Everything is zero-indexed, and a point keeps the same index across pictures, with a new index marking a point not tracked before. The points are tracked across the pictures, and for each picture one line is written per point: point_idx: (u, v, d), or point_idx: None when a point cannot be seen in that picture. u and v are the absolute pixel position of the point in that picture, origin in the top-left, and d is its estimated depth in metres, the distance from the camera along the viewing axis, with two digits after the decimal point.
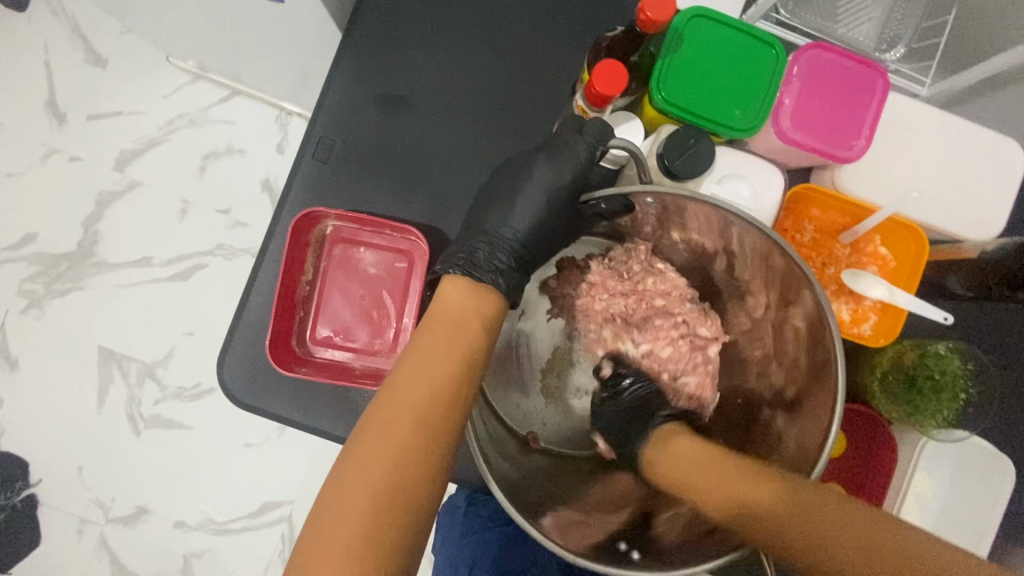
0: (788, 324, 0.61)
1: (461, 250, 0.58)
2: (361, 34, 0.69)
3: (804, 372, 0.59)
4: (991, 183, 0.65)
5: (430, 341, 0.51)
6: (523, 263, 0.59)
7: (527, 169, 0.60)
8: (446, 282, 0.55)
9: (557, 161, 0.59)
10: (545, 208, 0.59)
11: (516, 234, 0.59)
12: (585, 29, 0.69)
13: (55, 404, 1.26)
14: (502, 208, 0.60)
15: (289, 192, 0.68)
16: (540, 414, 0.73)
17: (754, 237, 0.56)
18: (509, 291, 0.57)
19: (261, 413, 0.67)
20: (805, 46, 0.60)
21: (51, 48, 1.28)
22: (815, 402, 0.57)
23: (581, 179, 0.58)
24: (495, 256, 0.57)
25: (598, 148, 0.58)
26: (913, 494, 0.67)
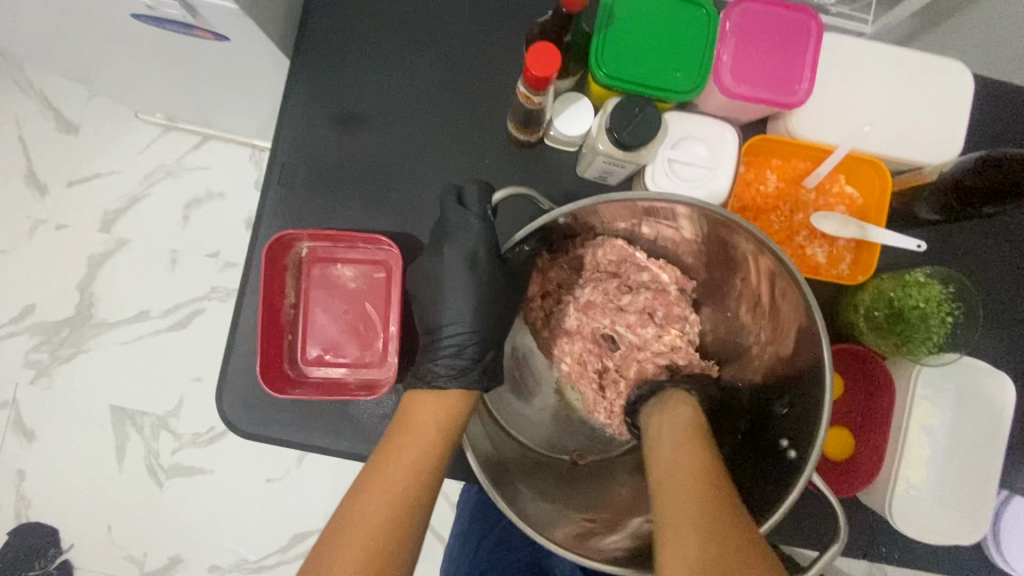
0: (771, 299, 0.63)
1: (425, 362, 0.66)
2: (306, 58, 0.70)
3: (792, 332, 0.61)
4: (942, 106, 0.66)
5: (396, 445, 0.60)
6: (483, 347, 0.65)
7: (432, 254, 0.65)
8: (412, 394, 0.64)
9: (460, 240, 0.64)
10: (464, 275, 0.64)
11: (457, 323, 0.65)
12: (524, 21, 0.70)
13: (76, 468, 1.28)
14: (437, 303, 0.65)
15: (261, 221, 0.70)
16: (558, 431, 0.75)
17: (721, 223, 0.58)
18: (478, 382, 0.64)
19: (265, 439, 0.69)
20: (734, 1, 0.61)
21: (23, 123, 1.31)
22: (809, 354, 0.59)
23: (488, 240, 0.64)
24: (452, 358, 0.64)
25: (487, 207, 0.64)
26: (921, 425, 0.69)
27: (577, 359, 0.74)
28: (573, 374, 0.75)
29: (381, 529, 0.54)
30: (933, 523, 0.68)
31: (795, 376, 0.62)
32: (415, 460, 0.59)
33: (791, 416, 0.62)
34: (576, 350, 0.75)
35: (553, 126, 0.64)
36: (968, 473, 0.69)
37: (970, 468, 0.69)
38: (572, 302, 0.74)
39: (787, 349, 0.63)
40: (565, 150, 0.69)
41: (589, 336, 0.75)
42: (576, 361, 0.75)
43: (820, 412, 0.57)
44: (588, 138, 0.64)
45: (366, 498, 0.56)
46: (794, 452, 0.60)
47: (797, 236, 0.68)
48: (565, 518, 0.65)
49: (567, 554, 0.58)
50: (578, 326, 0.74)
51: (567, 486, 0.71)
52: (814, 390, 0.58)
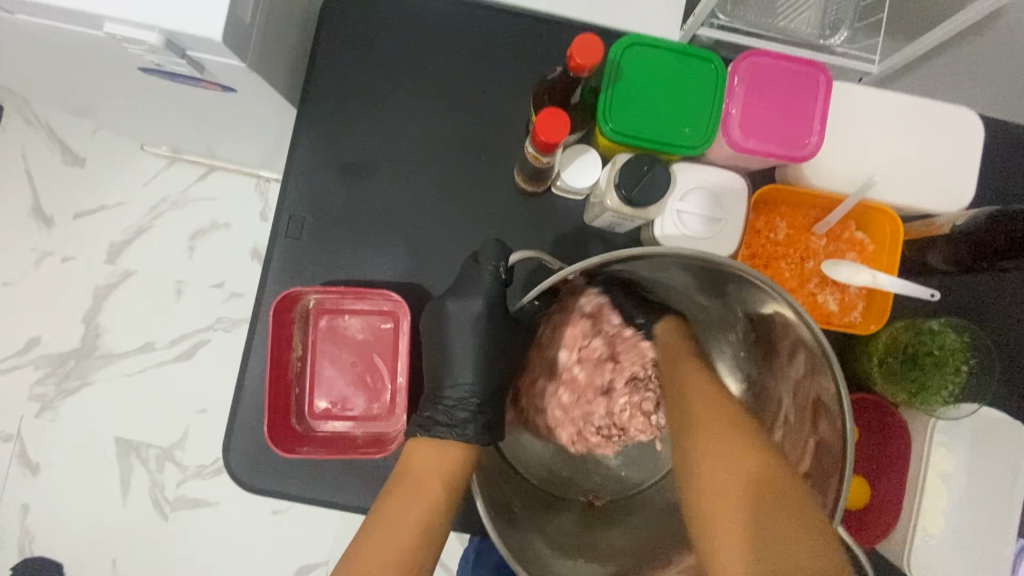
0: (780, 340, 0.62)
1: (426, 410, 0.64)
2: (312, 108, 0.70)
3: (807, 372, 0.59)
4: (954, 154, 0.65)
5: (397, 499, 0.58)
6: (486, 402, 0.65)
7: (441, 306, 0.64)
8: (413, 442, 0.62)
9: (465, 295, 0.63)
10: (471, 330, 0.64)
11: (466, 378, 0.64)
12: (530, 69, 0.71)
13: (80, 501, 1.27)
14: (446, 358, 0.65)
15: (268, 272, 0.69)
16: (570, 475, 0.74)
17: (730, 272, 0.56)
18: (478, 436, 0.62)
19: (272, 494, 0.68)
20: (743, 54, 0.60)
21: (30, 156, 1.32)
22: (824, 397, 0.57)
23: (494, 298, 0.63)
24: (455, 410, 0.63)
25: (500, 264, 0.63)
26: (940, 472, 0.67)
27: (578, 434, 0.72)
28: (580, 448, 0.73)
29: None
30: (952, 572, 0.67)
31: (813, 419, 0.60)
32: (414, 522, 0.57)
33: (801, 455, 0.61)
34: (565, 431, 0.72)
35: (561, 179, 0.64)
36: (988, 522, 0.67)
37: (988, 513, 0.67)
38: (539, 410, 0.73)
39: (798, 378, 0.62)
40: (572, 199, 0.69)
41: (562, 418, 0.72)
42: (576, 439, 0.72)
43: (840, 461, 0.55)
44: (597, 190, 0.64)
45: (365, 555, 0.55)
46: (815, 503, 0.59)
47: (808, 283, 0.68)
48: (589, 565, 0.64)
49: None
50: (557, 424, 0.72)
51: (582, 542, 0.67)
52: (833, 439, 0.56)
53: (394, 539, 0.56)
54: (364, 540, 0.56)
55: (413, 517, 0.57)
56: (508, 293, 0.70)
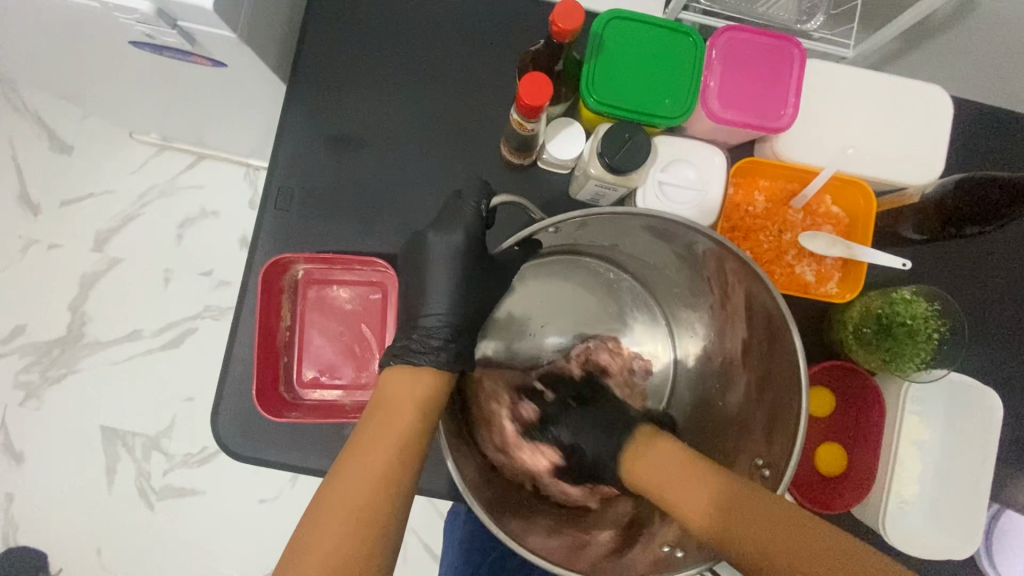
0: (737, 300, 0.64)
1: (400, 340, 0.62)
2: (303, 83, 0.71)
3: (763, 330, 0.62)
4: (923, 130, 0.68)
5: (371, 427, 0.55)
6: (460, 334, 0.62)
7: (421, 241, 0.63)
8: (386, 373, 0.59)
9: (447, 227, 0.63)
10: (453, 268, 0.63)
11: (442, 312, 0.62)
12: (517, 47, 0.72)
13: (65, 490, 1.26)
14: (422, 294, 0.63)
15: (257, 244, 0.70)
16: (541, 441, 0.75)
17: (691, 233, 0.58)
18: (451, 363, 0.59)
19: (260, 462, 0.68)
20: (721, 29, 0.62)
21: (17, 143, 1.31)
22: (779, 350, 0.59)
23: (475, 232, 0.62)
24: (428, 338, 0.60)
25: (482, 203, 0.63)
26: (910, 438, 0.70)
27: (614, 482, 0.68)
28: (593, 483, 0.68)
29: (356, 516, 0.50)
30: (926, 536, 0.69)
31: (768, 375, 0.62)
32: (387, 445, 0.54)
33: (764, 419, 0.62)
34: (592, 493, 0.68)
35: (546, 150, 0.66)
36: (960, 487, 0.70)
37: (959, 476, 0.70)
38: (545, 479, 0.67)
39: (761, 343, 0.63)
40: (557, 172, 0.71)
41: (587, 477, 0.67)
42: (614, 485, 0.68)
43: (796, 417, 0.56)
44: (580, 162, 0.65)
45: (342, 486, 0.51)
46: (767, 472, 0.60)
47: (785, 256, 0.70)
48: (561, 536, 0.62)
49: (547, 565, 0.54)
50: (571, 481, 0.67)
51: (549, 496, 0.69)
52: (790, 396, 0.57)
53: (366, 460, 0.52)
54: (337, 466, 0.53)
55: (387, 440, 0.54)
56: (487, 238, 0.73)
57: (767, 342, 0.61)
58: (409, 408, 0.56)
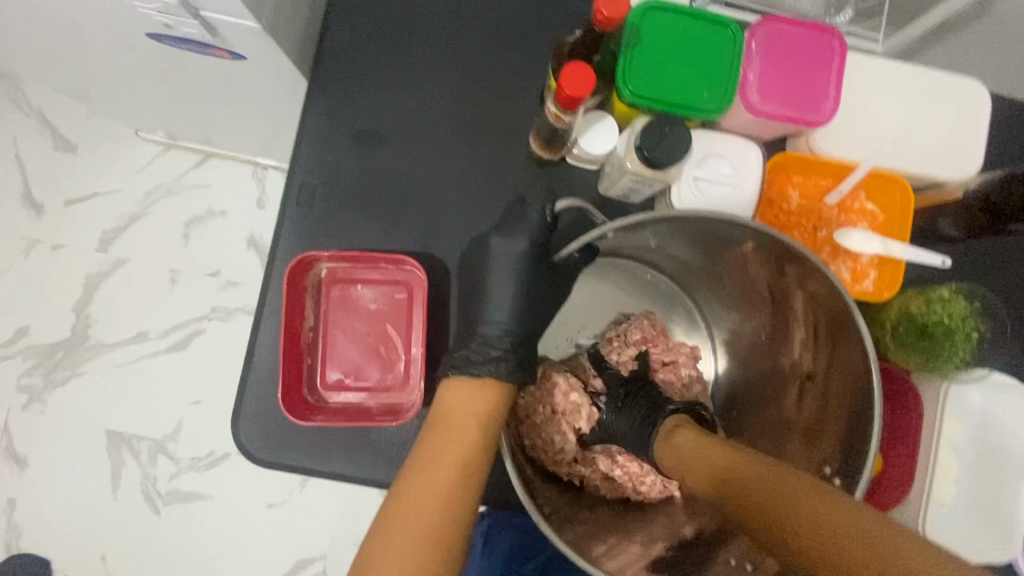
0: (790, 297, 0.61)
1: (460, 350, 0.60)
2: (325, 76, 0.69)
3: (822, 327, 0.59)
4: (961, 124, 0.66)
5: (433, 446, 0.53)
6: (519, 343, 0.61)
7: (484, 249, 0.63)
8: (446, 387, 0.57)
9: (511, 233, 0.62)
10: (516, 279, 0.61)
11: (501, 322, 0.61)
12: (544, 41, 0.71)
13: (69, 495, 1.23)
14: (483, 302, 0.62)
15: (279, 242, 0.68)
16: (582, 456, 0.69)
17: (748, 232, 0.56)
18: (511, 373, 0.58)
19: (282, 467, 0.66)
20: (759, 21, 0.61)
21: (20, 141, 1.29)
22: (843, 349, 0.57)
23: (538, 239, 0.62)
24: (488, 347, 0.59)
25: (547, 209, 0.63)
26: (947, 440, 0.68)
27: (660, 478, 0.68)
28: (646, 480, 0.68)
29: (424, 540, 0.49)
30: (963, 539, 0.68)
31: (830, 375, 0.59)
32: (452, 464, 0.52)
33: (822, 426, 0.60)
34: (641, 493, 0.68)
35: (579, 145, 0.64)
36: (997, 488, 0.68)
37: (997, 477, 0.68)
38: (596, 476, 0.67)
39: (823, 353, 0.61)
40: (588, 168, 0.69)
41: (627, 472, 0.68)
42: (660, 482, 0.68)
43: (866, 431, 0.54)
44: (614, 157, 0.63)
45: (407, 507, 0.50)
46: (838, 480, 0.56)
47: (821, 253, 0.68)
48: (626, 554, 0.60)
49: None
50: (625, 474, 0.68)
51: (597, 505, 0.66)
52: (861, 409, 0.55)
53: (430, 481, 0.51)
54: (399, 487, 0.51)
55: (452, 460, 0.52)
56: (552, 244, 0.68)
57: (830, 352, 0.59)
58: (472, 427, 0.54)
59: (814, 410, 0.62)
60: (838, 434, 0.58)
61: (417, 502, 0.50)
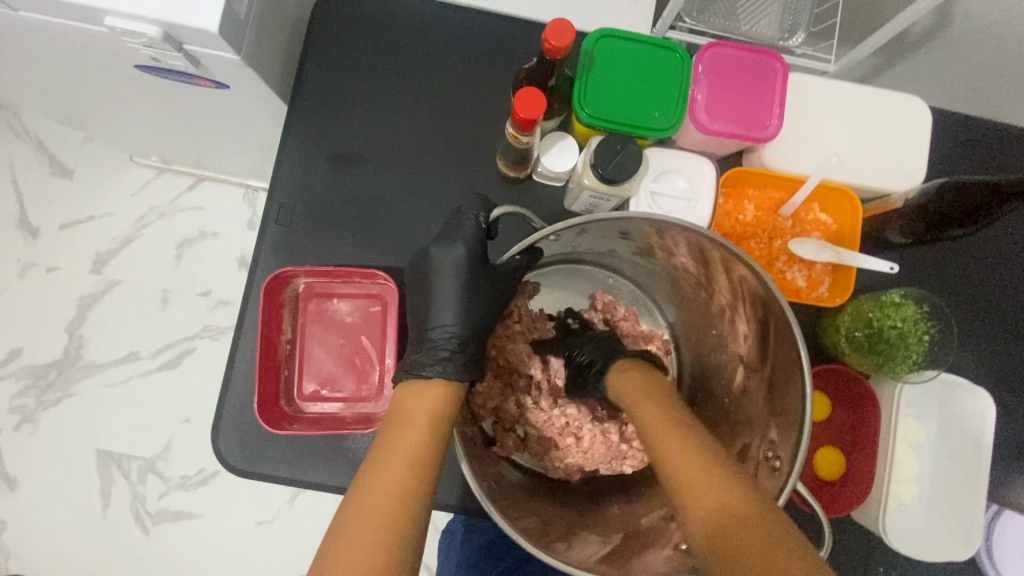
0: (729, 291, 0.64)
1: (413, 354, 0.63)
2: (305, 103, 0.73)
3: (759, 317, 0.62)
4: (904, 139, 0.70)
5: (391, 439, 0.56)
6: (468, 344, 0.64)
7: (427, 259, 0.65)
8: (401, 387, 0.60)
9: (450, 241, 0.64)
10: (459, 284, 0.64)
11: (448, 326, 0.64)
12: (512, 68, 0.75)
13: (59, 515, 1.24)
14: (430, 309, 0.65)
15: (259, 259, 0.71)
16: (545, 445, 0.72)
17: (681, 233, 0.59)
18: (458, 373, 0.61)
19: (260, 477, 0.68)
20: (705, 46, 0.65)
21: (18, 168, 1.33)
22: (778, 335, 0.59)
23: (475, 245, 0.64)
24: (436, 351, 0.62)
25: (482, 218, 0.65)
26: (907, 441, 0.71)
27: (598, 436, 0.72)
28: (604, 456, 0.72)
29: (385, 517, 0.50)
30: (926, 539, 0.69)
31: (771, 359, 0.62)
32: (409, 453, 0.54)
33: (770, 410, 0.62)
34: (583, 454, 0.72)
35: (542, 163, 0.68)
36: (957, 487, 0.70)
37: (956, 477, 0.71)
38: (555, 455, 0.72)
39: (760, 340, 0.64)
40: (552, 185, 0.73)
41: (569, 436, 0.72)
42: (599, 439, 0.72)
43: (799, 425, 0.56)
44: (574, 174, 0.67)
45: (368, 493, 0.52)
46: (777, 462, 0.59)
47: (776, 262, 0.71)
48: (586, 542, 0.62)
49: (558, 562, 0.54)
50: (587, 448, 0.72)
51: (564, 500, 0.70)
52: (795, 388, 0.57)
53: (389, 469, 0.53)
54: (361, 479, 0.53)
55: (407, 450, 0.55)
56: (490, 250, 0.72)
57: (769, 339, 0.62)
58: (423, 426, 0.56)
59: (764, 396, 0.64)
60: (781, 414, 0.60)
61: (378, 486, 0.52)
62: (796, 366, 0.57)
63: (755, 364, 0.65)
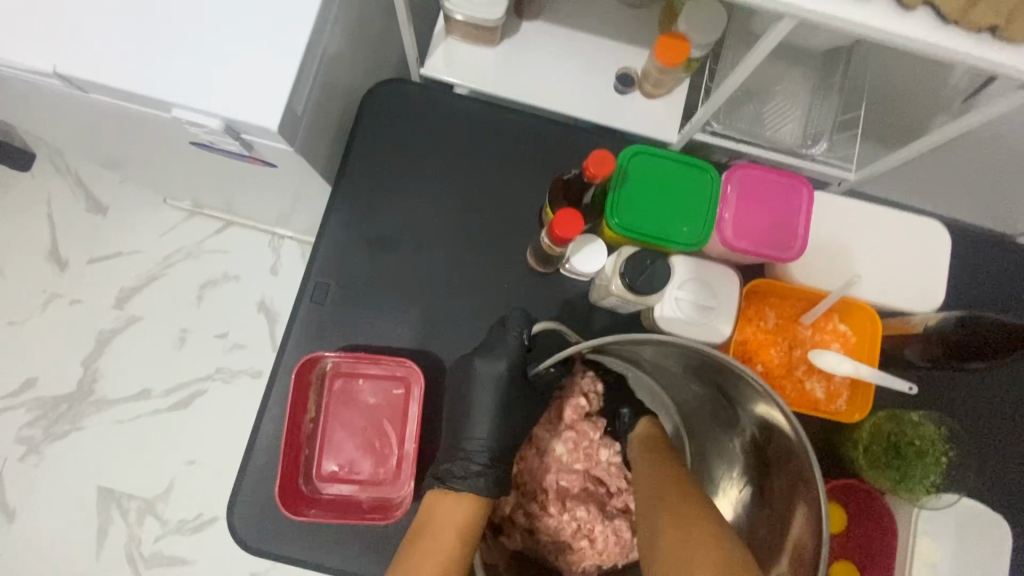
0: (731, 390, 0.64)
1: (445, 462, 0.67)
2: (347, 186, 0.77)
3: (764, 420, 0.62)
4: (923, 260, 0.72)
5: (421, 546, 0.60)
6: (499, 456, 0.66)
7: (469, 370, 0.68)
8: (430, 496, 0.64)
9: (492, 355, 0.67)
10: (496, 399, 0.66)
11: (482, 437, 0.66)
12: (545, 164, 0.79)
13: (52, 552, 1.23)
14: (466, 416, 0.67)
15: (290, 333, 0.73)
16: (557, 544, 0.72)
17: (683, 345, 0.59)
18: (488, 489, 0.64)
19: (273, 555, 0.69)
20: (734, 166, 0.68)
21: (55, 203, 1.38)
22: (788, 439, 0.59)
23: (517, 362, 0.66)
24: (469, 464, 0.65)
25: (524, 333, 0.68)
26: (924, 561, 0.69)
27: (611, 536, 0.71)
28: (616, 554, 0.71)
29: None
30: None
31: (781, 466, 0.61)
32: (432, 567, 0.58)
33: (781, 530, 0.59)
34: (599, 555, 0.71)
35: (570, 262, 0.70)
36: None
37: None
38: (570, 554, 0.72)
39: (768, 440, 0.63)
40: (579, 280, 0.74)
41: (581, 537, 0.71)
42: (613, 539, 0.71)
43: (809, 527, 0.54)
44: (602, 275, 0.69)
45: None
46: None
47: (796, 370, 0.72)
48: None
49: None
50: (602, 548, 0.71)
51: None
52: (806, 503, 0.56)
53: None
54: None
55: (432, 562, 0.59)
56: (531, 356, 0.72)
57: (774, 443, 0.62)
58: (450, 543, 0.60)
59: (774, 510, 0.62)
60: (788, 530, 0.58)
61: None
62: (806, 479, 0.56)
63: (766, 470, 0.64)
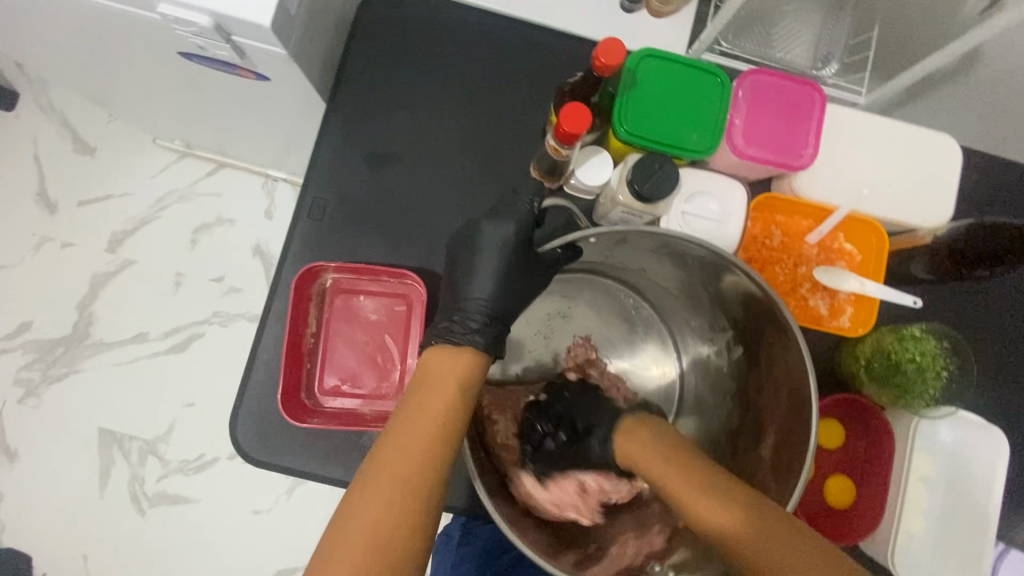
0: (725, 301, 0.67)
1: (443, 322, 0.65)
2: (344, 101, 0.74)
3: (755, 326, 0.65)
4: (933, 177, 0.71)
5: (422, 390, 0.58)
6: (498, 320, 0.65)
7: (476, 232, 0.67)
8: (426, 351, 0.61)
9: (500, 219, 0.67)
10: (501, 261, 0.65)
11: (482, 297, 0.65)
12: (549, 80, 0.76)
13: (55, 492, 1.24)
14: (468, 278, 0.66)
15: (289, 250, 0.72)
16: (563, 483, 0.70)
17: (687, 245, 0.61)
18: (489, 345, 0.62)
19: (276, 467, 0.69)
20: (747, 72, 0.67)
21: (40, 143, 1.33)
22: (779, 339, 0.61)
23: (525, 227, 0.66)
24: (468, 320, 0.63)
25: (535, 201, 0.67)
26: (918, 473, 0.71)
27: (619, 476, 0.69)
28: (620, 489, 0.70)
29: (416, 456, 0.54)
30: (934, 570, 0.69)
31: (773, 372, 0.64)
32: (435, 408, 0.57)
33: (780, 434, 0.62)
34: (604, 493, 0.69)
35: (574, 175, 0.67)
36: (968, 522, 0.70)
37: (969, 514, 0.70)
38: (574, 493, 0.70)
39: (758, 349, 0.66)
40: (582, 198, 0.72)
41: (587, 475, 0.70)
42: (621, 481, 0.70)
43: (803, 390, 0.58)
44: (608, 190, 0.68)
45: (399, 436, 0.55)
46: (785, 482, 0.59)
47: (800, 288, 0.72)
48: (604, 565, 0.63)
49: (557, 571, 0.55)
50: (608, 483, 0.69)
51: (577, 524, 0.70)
52: (799, 393, 0.59)
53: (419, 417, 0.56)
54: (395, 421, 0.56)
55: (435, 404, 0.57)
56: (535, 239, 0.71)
57: (767, 351, 0.64)
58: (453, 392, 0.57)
59: (771, 417, 0.64)
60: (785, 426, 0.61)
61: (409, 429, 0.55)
62: (798, 373, 0.59)
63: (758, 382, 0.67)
